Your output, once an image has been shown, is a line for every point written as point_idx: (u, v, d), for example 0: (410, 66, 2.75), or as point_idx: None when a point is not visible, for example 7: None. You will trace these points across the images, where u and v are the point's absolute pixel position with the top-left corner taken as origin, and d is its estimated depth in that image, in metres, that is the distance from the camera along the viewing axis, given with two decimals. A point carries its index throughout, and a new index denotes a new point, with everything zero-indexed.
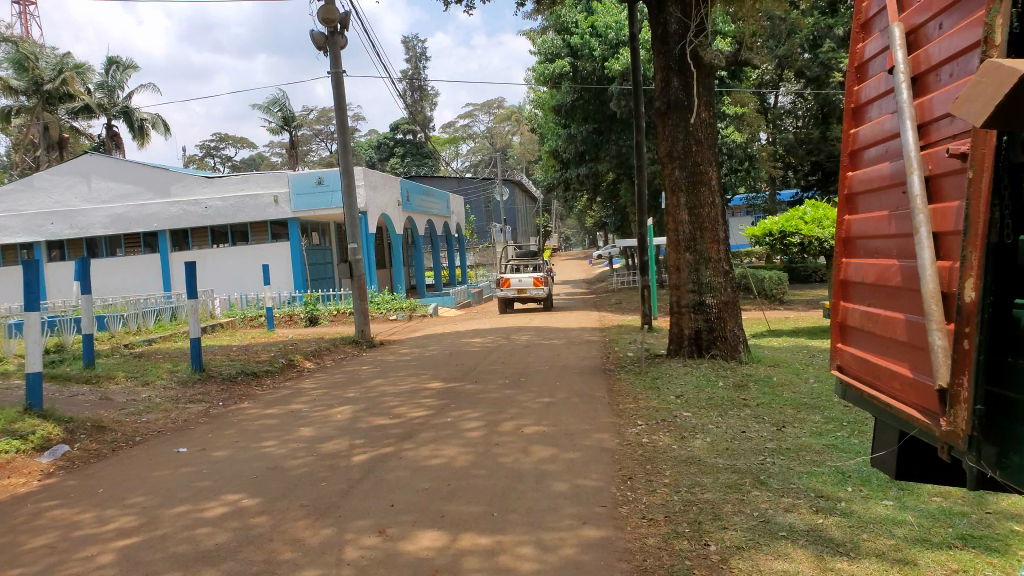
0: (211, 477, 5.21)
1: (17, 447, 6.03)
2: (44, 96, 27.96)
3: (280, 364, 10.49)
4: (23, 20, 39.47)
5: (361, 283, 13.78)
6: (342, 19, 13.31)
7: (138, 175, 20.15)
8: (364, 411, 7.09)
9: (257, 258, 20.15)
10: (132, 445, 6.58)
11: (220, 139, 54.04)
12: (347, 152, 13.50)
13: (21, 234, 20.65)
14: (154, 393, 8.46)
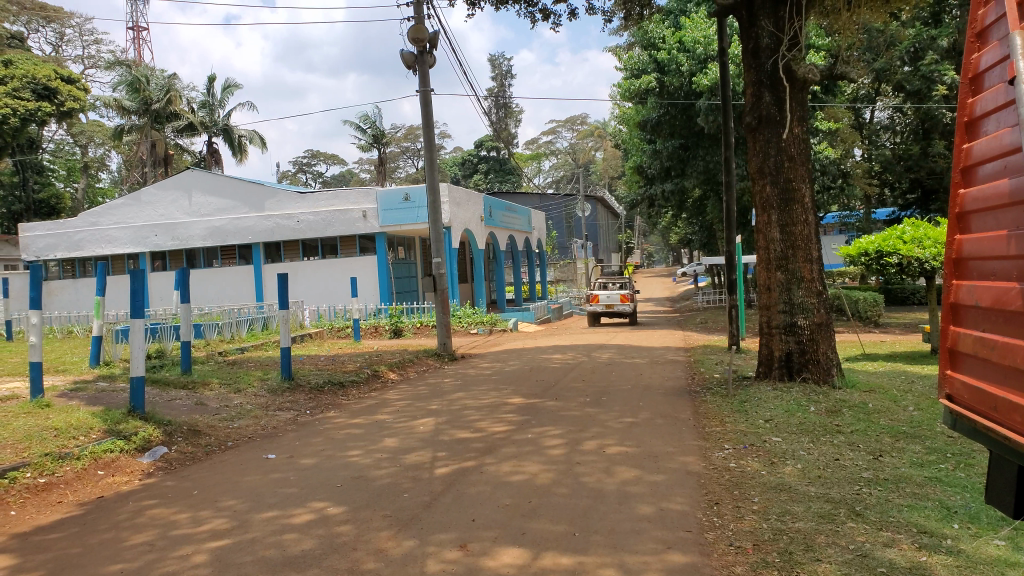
0: (297, 484, 5.36)
1: (121, 447, 6.38)
2: (153, 115, 29.62)
3: (366, 375, 10.72)
4: (136, 44, 42.10)
5: (445, 297, 13.95)
6: (431, 39, 13.61)
7: (235, 190, 21.07)
8: (446, 424, 7.16)
9: (345, 270, 20.70)
10: (224, 450, 6.84)
11: (312, 156, 56.17)
12: (433, 168, 13.72)
13: (129, 245, 21.95)
14: (246, 400, 8.78)
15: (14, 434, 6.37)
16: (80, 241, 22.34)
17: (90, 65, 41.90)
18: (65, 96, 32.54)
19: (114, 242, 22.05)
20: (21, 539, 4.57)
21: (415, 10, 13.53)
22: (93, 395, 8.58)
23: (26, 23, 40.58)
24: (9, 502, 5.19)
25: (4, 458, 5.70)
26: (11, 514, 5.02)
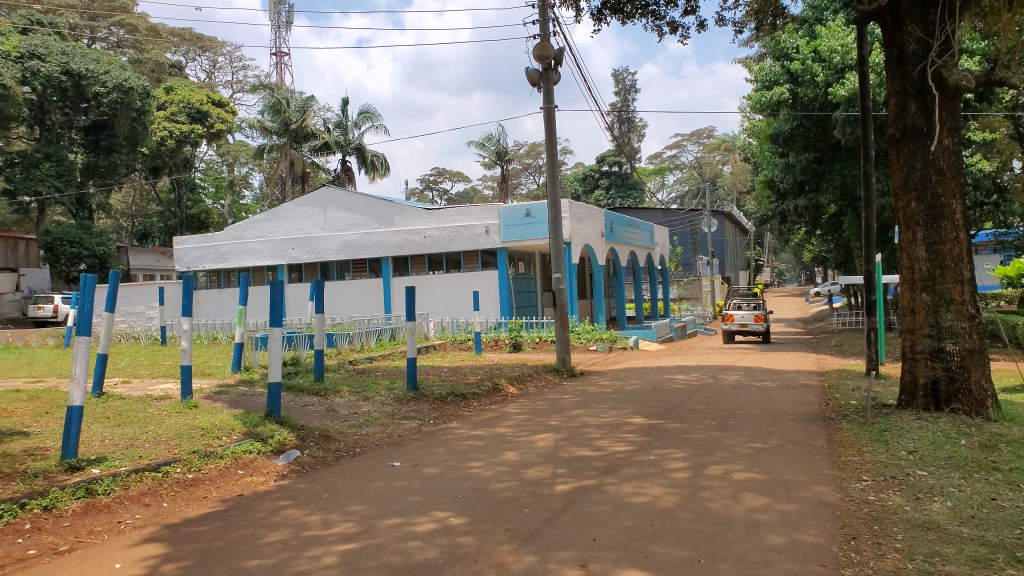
0: (421, 492, 5.48)
1: (259, 448, 6.75)
2: (291, 135, 31.76)
3: (487, 387, 10.85)
4: (279, 69, 44.85)
5: (564, 313, 13.95)
6: (556, 56, 13.73)
7: (367, 207, 22.00)
8: (566, 441, 7.12)
9: (468, 284, 21.10)
10: (352, 456, 7.11)
11: (438, 173, 57.82)
12: (555, 184, 13.77)
13: (269, 257, 23.34)
14: (373, 407, 9.10)
15: (167, 432, 6.88)
16: (226, 253, 24.01)
17: (239, 89, 45.16)
18: (216, 118, 34.66)
19: (256, 255, 23.53)
20: (172, 529, 4.92)
21: (541, 28, 13.72)
22: (235, 398, 9.15)
23: (185, 53, 44.22)
24: (161, 494, 5.60)
25: (158, 453, 6.16)
26: (164, 506, 5.43)
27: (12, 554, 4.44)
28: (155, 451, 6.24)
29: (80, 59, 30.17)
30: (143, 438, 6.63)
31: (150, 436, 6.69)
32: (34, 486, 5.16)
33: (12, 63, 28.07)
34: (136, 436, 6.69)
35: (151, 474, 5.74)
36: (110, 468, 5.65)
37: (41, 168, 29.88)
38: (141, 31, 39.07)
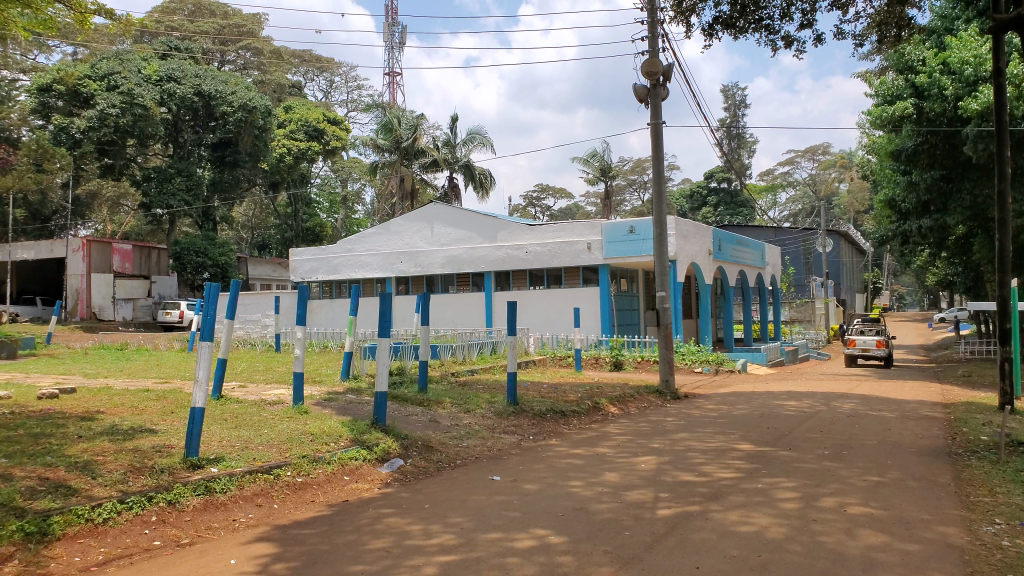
0: (521, 509, 5.47)
1: (364, 456, 6.93)
2: (402, 152, 32.68)
3: (587, 406, 10.75)
4: (391, 89, 46.49)
5: (668, 332, 13.69)
6: (665, 72, 13.57)
7: (472, 222, 22.39)
8: (669, 465, 6.96)
9: (569, 301, 21.04)
10: (453, 467, 7.20)
11: (541, 190, 58.25)
12: (661, 201, 13.54)
13: (378, 270, 24.10)
14: (474, 420, 9.19)
15: (279, 435, 7.18)
16: (338, 265, 24.95)
17: (354, 108, 47.13)
18: (331, 137, 36.01)
19: (366, 267, 24.36)
20: (281, 530, 5.11)
21: (649, 44, 13.61)
22: (343, 405, 9.44)
23: (305, 74, 46.47)
24: (273, 496, 5.84)
25: (272, 456, 6.43)
26: (274, 507, 5.67)
27: (139, 544, 4.75)
28: (268, 453, 6.51)
29: (211, 81, 32.29)
30: (257, 441, 6.94)
31: (264, 440, 6.99)
32: (159, 481, 5.47)
33: (151, 85, 30.65)
34: (251, 438, 7.00)
35: (264, 476, 5.99)
36: (227, 468, 5.93)
37: (173, 182, 32.19)
38: (265, 53, 41.47)
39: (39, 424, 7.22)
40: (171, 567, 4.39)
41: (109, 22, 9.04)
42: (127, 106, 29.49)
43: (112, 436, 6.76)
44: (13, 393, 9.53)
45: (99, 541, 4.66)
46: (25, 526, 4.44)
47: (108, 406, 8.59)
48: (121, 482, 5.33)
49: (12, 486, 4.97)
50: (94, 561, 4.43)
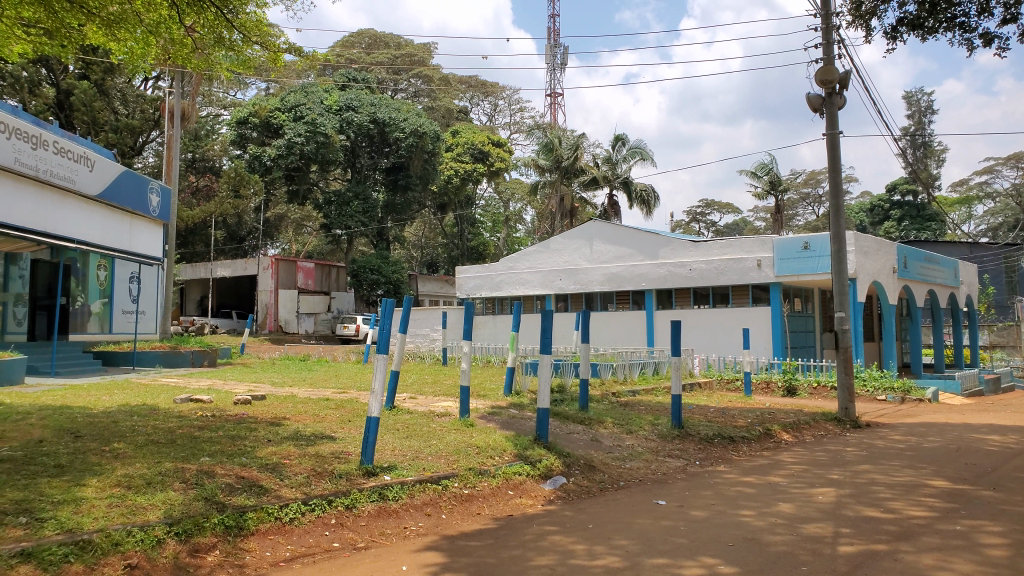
0: (688, 535, 5.28)
1: (528, 471, 7.00)
2: (562, 171, 32.97)
3: (758, 432, 10.24)
4: (554, 109, 47.25)
5: (848, 356, 12.81)
6: (842, 79, 12.80)
7: (633, 239, 22.20)
8: (851, 498, 6.46)
9: (737, 321, 20.22)
10: (617, 489, 7.10)
11: (706, 205, 56.77)
12: (838, 216, 12.70)
13: (539, 287, 24.44)
14: (637, 442, 9.03)
15: (446, 447, 7.42)
16: (500, 282, 25.56)
17: (518, 129, 48.35)
18: (496, 157, 36.86)
19: (527, 284, 24.78)
20: (449, 540, 5.25)
21: (824, 51, 12.90)
22: (506, 420, 9.61)
23: (471, 99, 48.16)
24: (441, 506, 6.02)
25: (440, 467, 6.63)
26: (442, 517, 5.85)
27: (321, 544, 5.05)
28: (437, 464, 6.73)
29: (385, 109, 34.34)
30: (427, 451, 7.19)
31: (433, 450, 7.24)
32: (338, 485, 5.81)
33: (332, 115, 33.15)
34: (421, 448, 7.27)
35: (432, 486, 6.19)
36: (399, 477, 6.19)
37: (351, 206, 34.53)
38: (434, 81, 43.58)
39: (235, 427, 7.92)
40: (349, 569, 4.63)
41: (299, 59, 9.86)
42: (311, 135, 32.17)
43: (297, 441, 7.27)
44: (213, 397, 10.53)
45: (286, 539, 5.00)
46: (225, 519, 4.86)
47: (294, 412, 9.28)
48: (304, 484, 5.71)
49: (214, 482, 5.48)
50: (282, 557, 4.77)
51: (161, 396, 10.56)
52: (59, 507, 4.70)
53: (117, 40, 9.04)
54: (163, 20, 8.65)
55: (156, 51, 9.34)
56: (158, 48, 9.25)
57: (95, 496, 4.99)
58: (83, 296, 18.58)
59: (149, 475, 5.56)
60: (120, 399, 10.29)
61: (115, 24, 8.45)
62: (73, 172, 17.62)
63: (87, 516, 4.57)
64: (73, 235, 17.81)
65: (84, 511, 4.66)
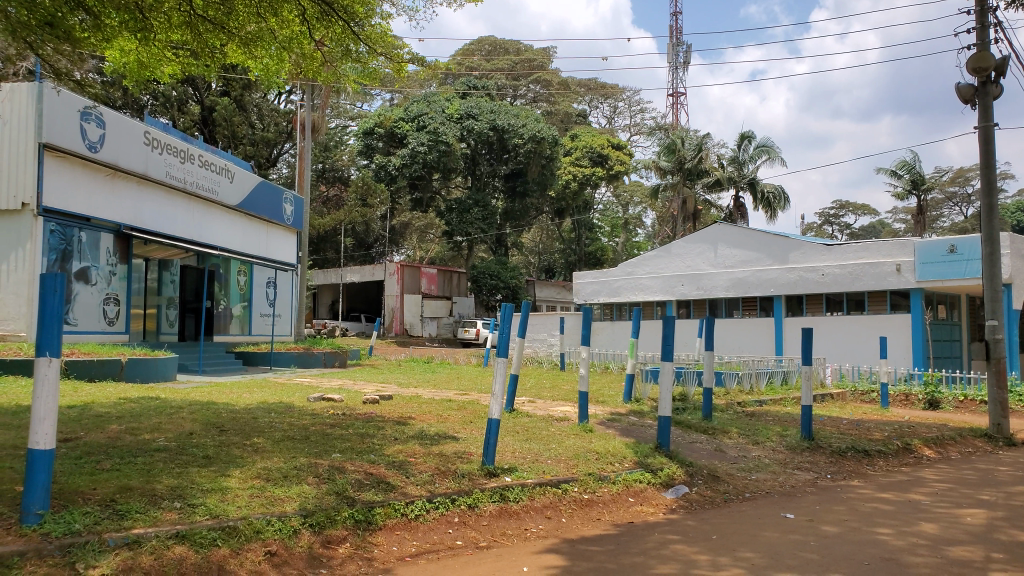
0: (819, 551, 5.05)
1: (648, 479, 6.91)
2: (685, 173, 32.39)
3: (896, 447, 9.65)
4: (675, 109, 46.43)
5: (999, 368, 11.86)
6: (998, 66, 11.88)
7: (759, 243, 21.48)
8: (1003, 521, 5.98)
9: (873, 329, 19.12)
10: (742, 500, 6.88)
11: (840, 206, 54.01)
12: (990, 216, 11.77)
13: (659, 293, 24.07)
14: (764, 453, 8.72)
15: (566, 451, 7.44)
16: (619, 287, 25.33)
17: (638, 131, 47.86)
18: (615, 161, 36.40)
19: (647, 290, 24.46)
20: (569, 544, 5.26)
21: (978, 37, 12.02)
22: (626, 427, 9.51)
23: (591, 102, 48.07)
24: (561, 510, 6.04)
25: (560, 471, 6.66)
26: (563, 521, 5.88)
27: (444, 542, 5.20)
28: (557, 468, 6.76)
29: (505, 116, 34.80)
30: (547, 454, 7.24)
31: (553, 454, 7.29)
32: (461, 485, 5.95)
33: (454, 123, 33.98)
34: (541, 452, 7.34)
35: (553, 489, 6.23)
36: (519, 479, 6.27)
37: (471, 213, 35.29)
38: (554, 85, 43.81)
39: (364, 425, 8.28)
40: (472, 567, 4.74)
41: (421, 69, 10.18)
42: (433, 144, 33.17)
43: (422, 440, 7.51)
44: (343, 396, 11.05)
45: (412, 535, 5.18)
46: (355, 513, 5.08)
47: (419, 412, 9.58)
48: (429, 482, 5.89)
49: (345, 478, 5.74)
50: (408, 553, 4.94)
51: (296, 395, 11.18)
52: (208, 494, 5.07)
53: (256, 59, 9.68)
54: (295, 37, 9.20)
55: (289, 66, 9.91)
56: (291, 63, 9.82)
57: (239, 486, 5.35)
58: (225, 300, 19.96)
59: (286, 469, 5.91)
60: (259, 396, 10.97)
61: (253, 42, 9.02)
62: (217, 183, 18.95)
63: (232, 504, 4.90)
64: (217, 242, 19.19)
65: (229, 500, 5.00)
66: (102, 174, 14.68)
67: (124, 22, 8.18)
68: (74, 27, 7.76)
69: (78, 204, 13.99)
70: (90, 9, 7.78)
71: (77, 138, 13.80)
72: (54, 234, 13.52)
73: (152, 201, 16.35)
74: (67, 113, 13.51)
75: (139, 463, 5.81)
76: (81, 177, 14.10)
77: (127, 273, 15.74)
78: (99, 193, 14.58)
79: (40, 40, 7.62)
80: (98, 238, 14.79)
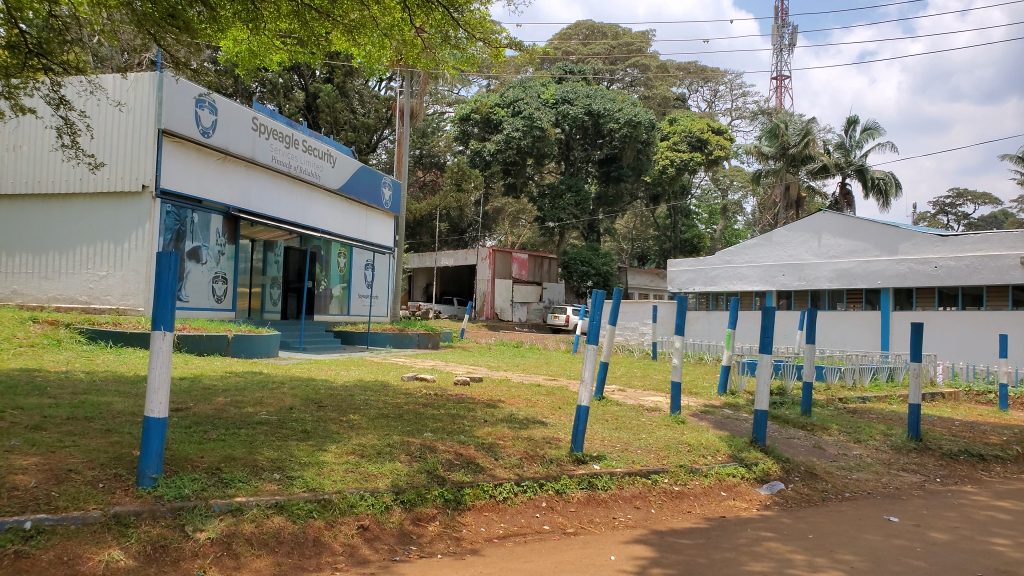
0: (926, 559, 4.77)
1: (743, 474, 6.71)
2: (788, 159, 31.30)
3: (1015, 452, 9.02)
4: (779, 93, 44.83)
5: None
6: None
7: (867, 233, 20.48)
8: None
9: (990, 325, 17.95)
10: (841, 500, 6.59)
11: (957, 195, 50.86)
12: None
13: (759, 283, 23.35)
14: (866, 452, 8.31)
15: (657, 442, 7.30)
16: (716, 276, 24.72)
17: (739, 116, 46.46)
18: (715, 146, 35.32)
19: (745, 280, 23.77)
20: (658, 536, 5.17)
21: None
22: (720, 420, 9.28)
23: (690, 86, 47.00)
24: (650, 500, 5.95)
25: (649, 461, 6.56)
26: (652, 512, 5.78)
27: (531, 525, 5.20)
28: (646, 458, 6.66)
29: (601, 100, 34.45)
30: (636, 444, 7.13)
31: (642, 444, 7.18)
32: (549, 470, 5.94)
33: (549, 108, 34.01)
34: (630, 441, 7.23)
35: (642, 479, 6.14)
36: (608, 467, 6.21)
37: (564, 198, 35.25)
38: (652, 69, 43.11)
39: (456, 406, 8.40)
40: (560, 552, 4.72)
41: (518, 54, 10.15)
42: (527, 129, 33.15)
43: (511, 423, 7.54)
44: (436, 377, 11.26)
45: (499, 517, 5.20)
46: (444, 492, 5.16)
47: (509, 396, 9.64)
48: (517, 466, 5.91)
49: (435, 457, 5.83)
50: (496, 534, 4.98)
51: (391, 374, 11.47)
52: (305, 467, 5.26)
53: (359, 46, 9.90)
54: (397, 24, 9.32)
55: (390, 53, 10.11)
56: (392, 50, 9.99)
57: (334, 461, 5.52)
58: (326, 281, 20.66)
59: (379, 445, 6.05)
60: (356, 374, 11.33)
61: (356, 30, 9.17)
62: (319, 168, 19.56)
63: (328, 478, 5.07)
64: (319, 225, 19.87)
65: (325, 473, 5.17)
66: (214, 158, 15.39)
67: (238, 13, 8.49)
68: (192, 20, 8.13)
69: (192, 187, 14.74)
70: (208, 2, 8.11)
71: (192, 124, 14.49)
72: (170, 215, 14.30)
73: (259, 184, 17.07)
74: (183, 100, 14.20)
75: (242, 434, 6.08)
76: (195, 161, 14.82)
77: (235, 253, 16.49)
78: (210, 176, 15.29)
79: (163, 32, 8.06)
80: (208, 219, 15.52)
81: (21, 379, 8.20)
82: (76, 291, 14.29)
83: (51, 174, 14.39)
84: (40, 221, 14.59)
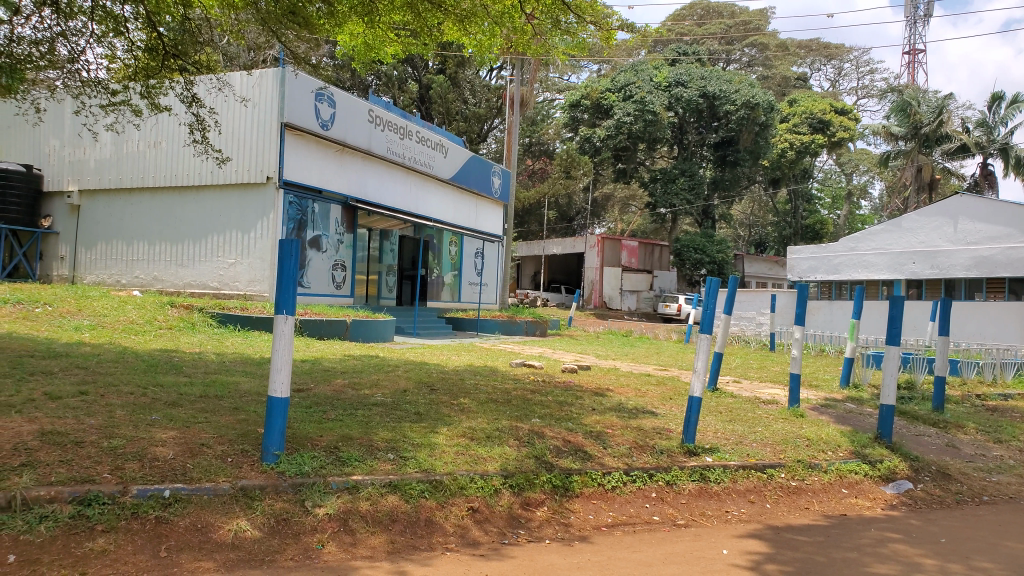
0: None
1: (866, 471, 6.37)
2: (921, 138, 29.38)
3: None
4: (912, 69, 42.06)
5: None
6: None
7: (1011, 217, 19.06)
8: None
9: None
10: (979, 504, 6.11)
11: None
12: None
13: (886, 271, 22.07)
14: (1009, 454, 7.68)
15: (774, 436, 7.02)
16: (839, 264, 23.54)
17: (866, 95, 43.93)
18: (838, 127, 33.61)
19: (872, 268, 22.52)
20: (774, 532, 4.97)
21: None
22: (842, 414, 8.82)
23: (812, 65, 44.87)
24: (766, 495, 5.73)
25: (765, 455, 6.32)
26: (767, 507, 5.56)
27: (641, 515, 5.10)
28: (762, 452, 6.41)
29: (717, 82, 33.35)
30: (751, 437, 6.89)
31: (758, 437, 6.92)
32: (659, 460, 5.84)
33: (662, 91, 33.37)
34: (745, 434, 6.99)
35: (757, 474, 5.92)
36: (720, 460, 6.02)
37: (678, 182, 34.43)
38: (771, 48, 41.47)
39: (564, 393, 8.39)
40: (669, 543, 4.62)
41: (631, 36, 9.94)
42: (639, 113, 32.59)
43: (620, 413, 7.44)
44: (544, 364, 11.30)
45: (608, 505, 5.15)
46: (553, 478, 5.16)
47: (617, 385, 9.53)
48: (626, 455, 5.83)
49: (543, 443, 5.83)
50: (604, 522, 4.92)
51: (500, 360, 11.59)
52: (418, 449, 5.39)
53: (470, 35, 9.99)
54: (507, 11, 9.30)
55: (501, 41, 10.15)
56: (503, 37, 10.02)
57: (446, 443, 5.63)
58: (438, 268, 21.09)
59: (489, 430, 6.12)
60: (467, 359, 11.54)
61: (466, 19, 9.22)
62: (432, 158, 19.94)
63: (439, 460, 5.17)
64: (431, 214, 20.30)
65: (437, 455, 5.28)
66: (332, 149, 15.98)
67: (354, 7, 8.75)
68: (311, 15, 8.46)
69: (313, 176, 15.38)
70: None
71: (313, 117, 15.10)
72: (292, 205, 14.97)
73: (376, 173, 17.60)
74: (304, 94, 14.81)
75: (359, 415, 6.30)
76: (316, 152, 15.45)
77: (353, 242, 17.10)
78: (330, 167, 15.91)
79: (285, 27, 8.44)
80: (328, 209, 16.18)
81: (161, 359, 8.82)
82: (207, 278, 15.22)
83: (185, 167, 15.35)
84: (176, 212, 15.62)
